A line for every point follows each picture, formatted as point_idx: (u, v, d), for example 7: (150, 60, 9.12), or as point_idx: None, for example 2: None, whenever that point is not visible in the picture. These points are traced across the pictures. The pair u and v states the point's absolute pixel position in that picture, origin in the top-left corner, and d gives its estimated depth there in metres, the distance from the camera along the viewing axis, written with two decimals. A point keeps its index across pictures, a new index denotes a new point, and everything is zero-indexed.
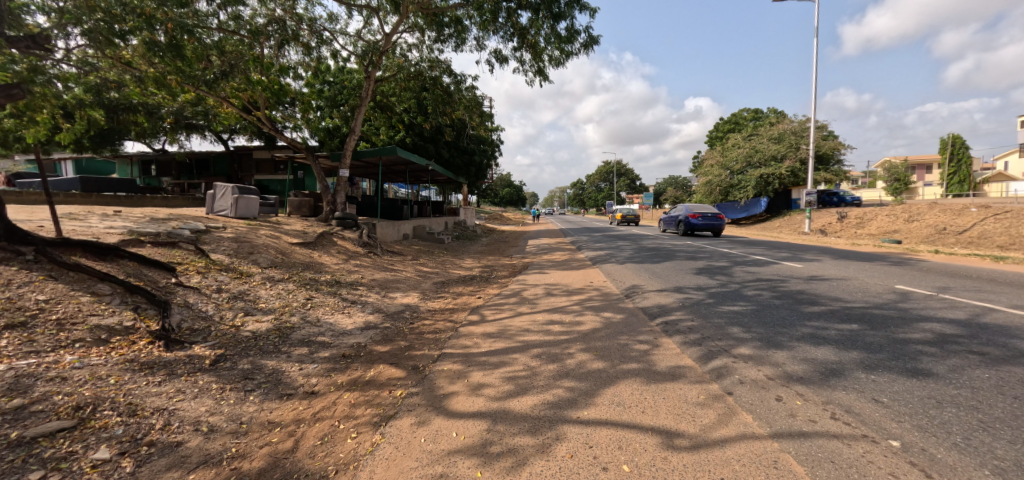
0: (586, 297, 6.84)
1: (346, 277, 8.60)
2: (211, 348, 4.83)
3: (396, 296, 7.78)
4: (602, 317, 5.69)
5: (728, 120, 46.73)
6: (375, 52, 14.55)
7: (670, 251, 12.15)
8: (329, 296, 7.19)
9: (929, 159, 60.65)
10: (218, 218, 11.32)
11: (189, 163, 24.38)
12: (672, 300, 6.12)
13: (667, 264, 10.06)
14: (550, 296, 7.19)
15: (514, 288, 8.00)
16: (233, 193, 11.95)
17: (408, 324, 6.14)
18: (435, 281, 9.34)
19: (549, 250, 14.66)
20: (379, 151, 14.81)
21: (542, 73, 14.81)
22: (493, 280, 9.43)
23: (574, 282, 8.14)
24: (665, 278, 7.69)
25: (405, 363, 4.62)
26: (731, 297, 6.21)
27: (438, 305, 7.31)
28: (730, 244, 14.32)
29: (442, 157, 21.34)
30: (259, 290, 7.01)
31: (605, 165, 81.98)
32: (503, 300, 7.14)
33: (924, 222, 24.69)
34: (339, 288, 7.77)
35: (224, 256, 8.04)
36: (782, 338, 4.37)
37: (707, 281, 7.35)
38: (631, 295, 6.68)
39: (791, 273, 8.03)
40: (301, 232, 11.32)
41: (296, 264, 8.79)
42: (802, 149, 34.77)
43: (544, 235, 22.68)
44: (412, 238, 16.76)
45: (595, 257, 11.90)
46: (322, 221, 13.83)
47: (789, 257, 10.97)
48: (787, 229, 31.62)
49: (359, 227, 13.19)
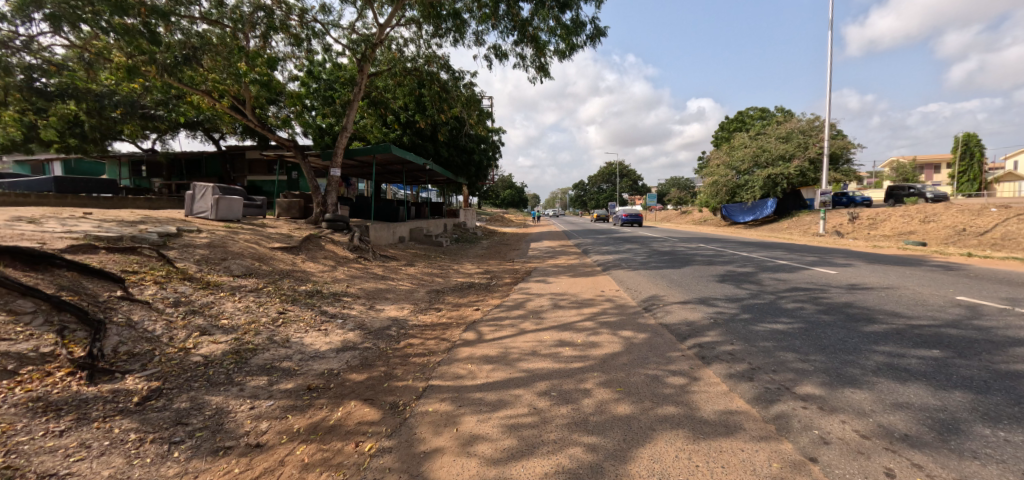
0: (600, 311, 5.94)
1: (329, 287, 7.72)
2: (146, 380, 3.95)
3: (383, 308, 6.90)
4: (621, 336, 4.79)
5: (734, 119, 45.84)
6: (367, 45, 13.75)
7: (685, 256, 11.24)
8: (307, 309, 6.32)
9: (937, 158, 59.56)
10: (196, 221, 10.45)
11: (180, 164, 23.58)
12: (702, 315, 5.23)
13: (684, 269, 9.16)
14: (558, 308, 6.28)
15: (517, 299, 7.11)
16: (214, 193, 11.09)
17: (392, 345, 5.25)
18: (429, 290, 8.44)
19: (553, 254, 13.78)
20: (372, 149, 13.95)
21: (544, 70, 13.99)
22: (493, 288, 8.55)
23: (584, 292, 7.25)
24: (688, 288, 6.79)
25: (382, 399, 3.74)
26: (770, 312, 5.30)
27: (430, 319, 6.42)
28: (746, 247, 13.40)
29: (441, 156, 20.47)
30: (225, 302, 6.14)
31: (607, 166, 81.11)
32: (504, 314, 6.24)
33: (941, 223, 23.74)
34: (320, 299, 6.90)
35: (191, 264, 7.17)
36: (855, 370, 3.45)
37: (735, 292, 6.44)
38: (652, 308, 5.78)
39: (829, 282, 7.10)
40: (286, 235, 10.46)
41: (274, 271, 7.92)
42: (812, 149, 33.85)
43: (548, 238, 21.78)
44: (409, 241, 15.88)
45: (604, 262, 10.99)
46: (312, 223, 12.96)
47: (815, 261, 10.06)
48: (797, 230, 30.67)
49: (350, 230, 12.33)
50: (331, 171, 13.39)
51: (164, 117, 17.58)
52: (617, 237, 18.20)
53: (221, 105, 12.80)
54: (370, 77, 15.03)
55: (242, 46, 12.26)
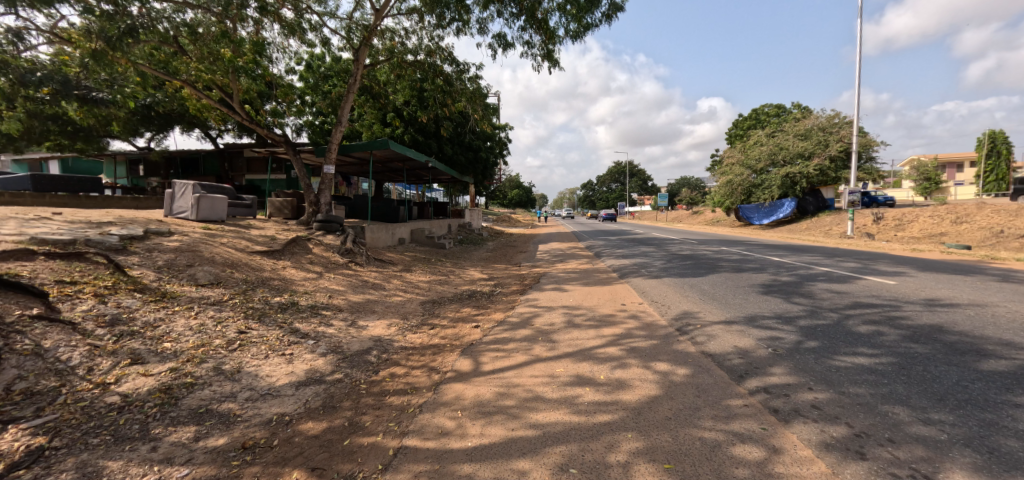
0: (624, 333, 4.87)
1: (308, 297, 6.74)
2: (31, 434, 2.99)
3: (367, 325, 5.88)
4: (657, 370, 3.73)
5: (749, 116, 44.36)
6: (363, 32, 12.80)
7: (711, 261, 10.13)
8: (275, 328, 5.34)
9: (959, 157, 57.54)
10: (174, 222, 9.53)
11: (177, 162, 22.85)
12: (757, 342, 4.15)
13: (714, 278, 8.04)
14: (573, 327, 5.23)
15: (523, 313, 6.07)
16: (195, 192, 10.17)
17: (368, 376, 4.23)
18: (424, 300, 7.42)
19: (562, 258, 12.69)
20: (368, 144, 12.94)
21: (554, 60, 13.01)
22: (497, 298, 7.50)
23: (603, 305, 6.17)
24: (730, 304, 5.67)
25: (337, 469, 2.73)
26: (841, 338, 4.21)
27: (420, 339, 5.40)
28: (774, 251, 12.19)
29: (444, 154, 19.45)
30: (176, 319, 5.17)
31: (617, 165, 79.63)
32: (508, 335, 5.18)
33: (974, 224, 22.29)
34: (294, 314, 5.92)
35: (149, 272, 6.22)
36: (1011, 444, 2.38)
37: (787, 310, 5.33)
38: (690, 330, 4.70)
39: (894, 296, 5.97)
40: (269, 237, 9.51)
41: (247, 279, 6.94)
42: (832, 146, 32.38)
43: (557, 239, 20.72)
44: (410, 243, 14.90)
45: (621, 267, 9.88)
46: (303, 225, 12.00)
47: (860, 268, 8.89)
48: (817, 231, 29.33)
49: (343, 232, 11.37)
50: (324, 168, 12.43)
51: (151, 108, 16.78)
52: (630, 239, 17.05)
53: (209, 99, 11.99)
54: (367, 68, 14.10)
55: (228, 33, 11.40)
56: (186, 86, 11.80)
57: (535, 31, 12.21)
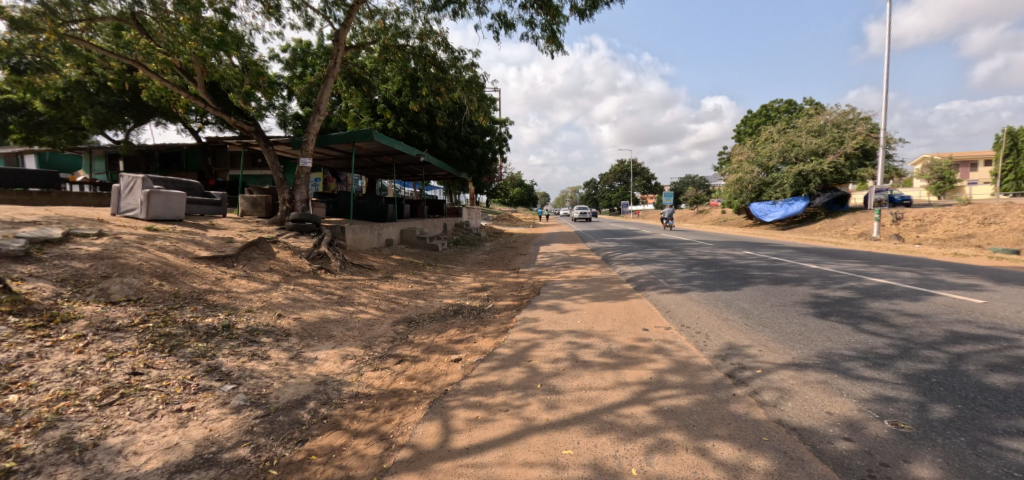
0: (655, 380, 3.51)
1: (252, 316, 5.45)
2: None
3: (315, 357, 4.53)
4: (720, 462, 2.40)
5: (758, 112, 42.81)
6: (345, 7, 11.42)
7: (738, 268, 8.77)
8: (186, 365, 4.02)
9: (974, 155, 55.76)
10: (118, 221, 8.25)
11: (158, 158, 21.60)
12: (861, 411, 2.80)
13: (750, 291, 6.66)
14: (584, 367, 3.89)
15: (519, 342, 4.74)
16: (145, 187, 8.88)
17: (289, 454, 2.92)
18: (398, 319, 6.10)
19: (566, 263, 11.30)
20: (349, 135, 11.55)
21: (559, 43, 11.68)
22: (487, 317, 6.15)
23: (620, 331, 4.81)
24: (789, 334, 4.31)
25: None
26: (981, 401, 2.89)
27: (379, 380, 4.05)
28: (804, 257, 10.77)
29: (438, 148, 18.04)
30: (50, 354, 3.83)
31: (620, 163, 77.95)
32: (495, 378, 3.83)
33: (1004, 225, 20.82)
34: (222, 343, 4.61)
35: (46, 286, 4.92)
36: None
37: (871, 346, 3.97)
38: (749, 378, 3.35)
39: (999, 322, 4.60)
40: (227, 239, 8.20)
41: (180, 294, 5.63)
42: (848, 143, 30.81)
43: (560, 240, 19.36)
44: (399, 245, 13.58)
45: (634, 276, 8.50)
46: (275, 224, 10.64)
47: (920, 279, 7.49)
48: (832, 232, 27.87)
49: (319, 234, 10.06)
50: (300, 160, 11.08)
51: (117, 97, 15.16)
52: (639, 241, 15.63)
53: (182, 92, 10.66)
54: (351, 50, 12.73)
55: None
56: (153, 75, 10.47)
57: (538, 9, 10.86)
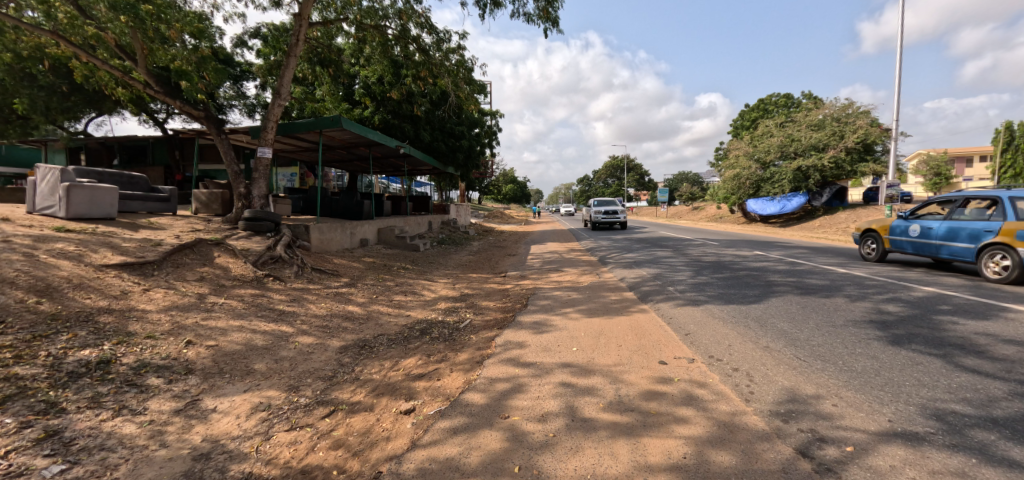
0: (693, 461, 2.33)
1: (152, 345, 4.20)
2: None
3: (214, 408, 3.29)
4: None
5: (755, 106, 41.82)
6: None
7: (756, 272, 7.63)
8: (8, 431, 2.81)
9: (970, 151, 55.18)
10: (25, 220, 6.93)
11: (123, 151, 20.07)
12: None
13: (780, 302, 5.49)
14: (584, 433, 2.69)
15: (495, 383, 3.53)
16: (65, 180, 7.58)
17: None
18: (349, 343, 4.87)
19: (557, 265, 10.08)
20: (315, 123, 10.20)
21: (553, 19, 10.45)
22: (460, 340, 4.92)
23: (631, 367, 3.61)
24: (864, 375, 3.16)
25: None
26: None
27: (290, 452, 2.82)
28: (823, 258, 9.59)
29: (422, 141, 16.73)
30: None
31: (613, 158, 76.68)
32: (455, 452, 2.61)
33: None
34: (86, 389, 3.38)
35: None
36: None
37: (989, 397, 2.81)
38: (840, 464, 2.19)
39: None
40: (158, 241, 6.91)
41: (60, 315, 4.37)
42: (849, 137, 29.74)
43: (553, 239, 18.14)
44: (375, 245, 12.32)
45: (637, 282, 7.32)
46: (228, 223, 9.31)
47: (973, 287, 6.36)
48: (833, 229, 26.84)
49: (277, 234, 8.79)
50: (258, 150, 9.73)
51: (57, 82, 13.42)
52: (637, 241, 14.47)
53: (121, 76, 9.14)
54: (323, 29, 11.38)
55: None
56: (86, 55, 8.92)
57: None
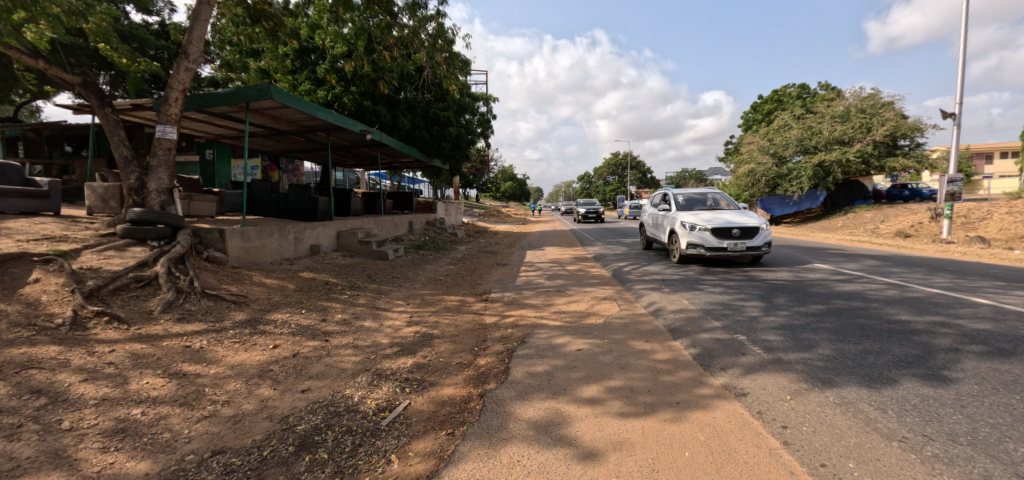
0: None
1: None
2: None
3: None
4: None
5: (770, 97, 39.14)
6: None
7: (857, 301, 5.09)
8: None
9: (992, 147, 51.91)
10: None
11: (63, 138, 17.46)
12: None
13: (975, 387, 2.93)
14: None
15: None
16: None
17: None
18: None
19: (560, 283, 7.55)
20: (236, 94, 7.64)
21: None
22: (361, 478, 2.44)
23: None
24: None
25: None
26: None
27: None
28: (924, 276, 6.94)
29: (401, 127, 14.19)
30: None
31: (614, 155, 74.07)
32: None
33: None
34: None
35: None
36: None
37: None
38: None
39: None
40: None
41: None
42: (876, 130, 26.84)
43: (552, 242, 15.60)
44: (334, 252, 9.91)
45: (681, 318, 4.81)
46: (110, 227, 6.80)
47: None
48: (860, 230, 24.12)
49: (169, 244, 6.33)
50: (157, 128, 7.20)
51: None
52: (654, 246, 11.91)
53: None
54: None
55: None
56: None
57: None
